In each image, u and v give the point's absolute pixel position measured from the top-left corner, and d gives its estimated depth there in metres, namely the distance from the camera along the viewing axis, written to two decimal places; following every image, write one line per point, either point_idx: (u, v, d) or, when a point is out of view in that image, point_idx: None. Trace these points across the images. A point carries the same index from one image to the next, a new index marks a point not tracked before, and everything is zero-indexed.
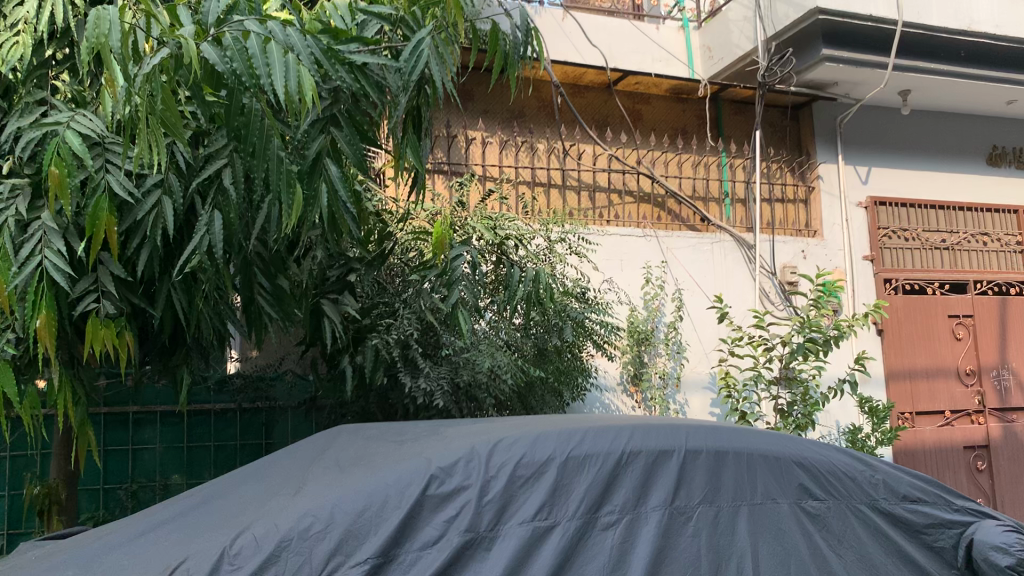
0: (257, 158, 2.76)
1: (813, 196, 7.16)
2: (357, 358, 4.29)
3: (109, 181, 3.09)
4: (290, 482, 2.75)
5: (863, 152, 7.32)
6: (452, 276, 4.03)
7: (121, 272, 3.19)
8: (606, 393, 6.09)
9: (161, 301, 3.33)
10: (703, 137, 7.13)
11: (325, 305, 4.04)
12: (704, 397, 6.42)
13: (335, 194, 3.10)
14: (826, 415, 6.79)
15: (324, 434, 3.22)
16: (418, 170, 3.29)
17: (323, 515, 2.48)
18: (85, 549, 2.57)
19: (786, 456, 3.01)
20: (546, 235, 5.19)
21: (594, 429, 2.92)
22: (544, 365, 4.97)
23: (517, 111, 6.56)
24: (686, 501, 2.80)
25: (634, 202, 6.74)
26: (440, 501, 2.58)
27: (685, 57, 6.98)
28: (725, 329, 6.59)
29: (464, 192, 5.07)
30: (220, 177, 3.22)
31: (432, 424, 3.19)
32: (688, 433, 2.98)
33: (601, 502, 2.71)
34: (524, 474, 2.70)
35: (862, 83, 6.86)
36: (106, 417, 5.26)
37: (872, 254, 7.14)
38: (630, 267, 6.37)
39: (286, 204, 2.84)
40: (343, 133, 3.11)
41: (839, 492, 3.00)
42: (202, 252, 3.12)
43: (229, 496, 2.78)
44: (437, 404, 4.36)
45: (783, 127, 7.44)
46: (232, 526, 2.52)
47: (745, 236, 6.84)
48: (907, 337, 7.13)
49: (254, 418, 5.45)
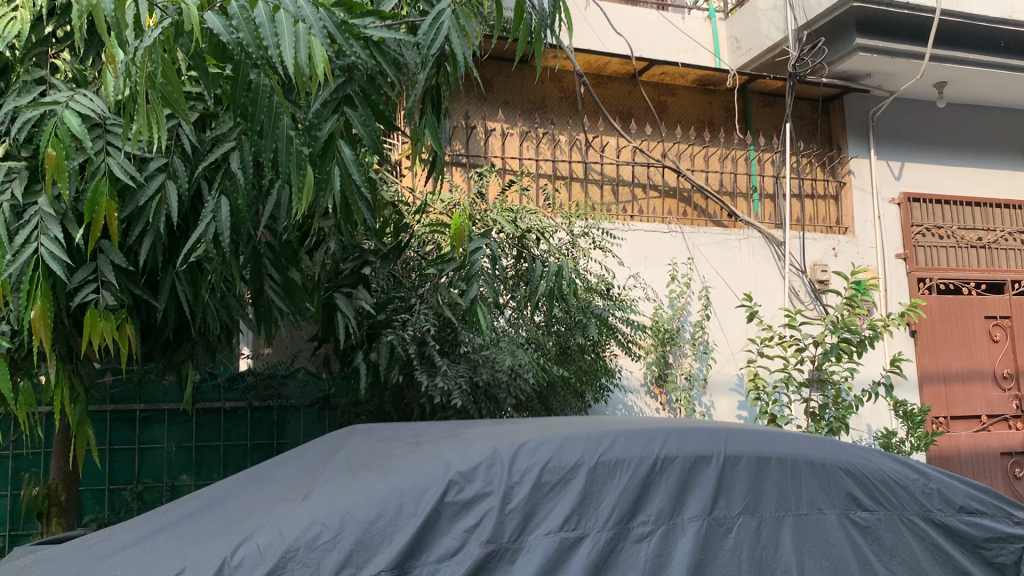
0: (263, 137, 2.59)
1: (844, 192, 6.90)
2: (371, 356, 4.03)
3: (110, 164, 2.93)
4: (297, 485, 2.55)
5: (896, 147, 7.07)
6: (471, 270, 3.86)
7: (122, 261, 3.00)
8: (630, 394, 5.88)
9: (164, 292, 3.13)
10: (731, 129, 6.88)
11: (338, 299, 3.81)
12: (730, 398, 6.19)
13: (350, 178, 2.88)
14: (858, 419, 6.55)
15: (334, 434, 3.01)
16: (438, 156, 3.06)
17: (332, 523, 2.28)
18: (76, 557, 2.37)
19: (833, 463, 2.79)
20: (569, 229, 4.97)
21: (627, 432, 2.71)
22: (567, 364, 4.76)
23: (538, 102, 6.32)
24: (726, 511, 2.58)
25: (659, 196, 6.51)
26: (459, 510, 2.37)
27: (712, 47, 6.84)
28: (753, 328, 6.36)
29: (484, 183, 4.84)
30: (228, 161, 3.05)
31: (452, 424, 2.99)
32: (728, 437, 2.77)
33: (634, 512, 2.49)
34: (550, 481, 2.49)
35: (898, 74, 6.62)
36: (111, 415, 5.08)
37: (905, 252, 6.89)
38: (655, 263, 6.15)
39: (296, 188, 2.65)
40: (357, 113, 2.88)
41: (890, 502, 2.79)
42: (207, 241, 2.96)
43: (232, 498, 2.57)
44: (453, 404, 4.14)
45: (814, 119, 7.13)
46: (233, 534, 2.32)
47: (775, 233, 6.60)
48: (942, 339, 6.86)
49: (265, 419, 5.23)
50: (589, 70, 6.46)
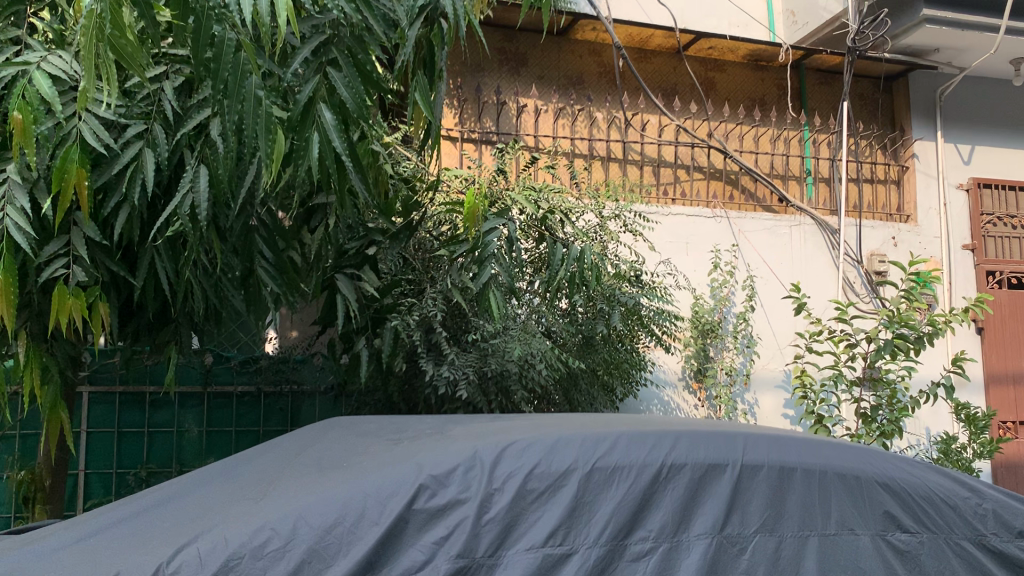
0: (227, 96, 2.33)
1: (906, 176, 6.41)
2: (375, 342, 3.76)
3: (82, 129, 2.71)
4: (258, 483, 2.30)
5: (965, 128, 6.55)
6: (484, 253, 3.57)
7: (95, 234, 2.79)
8: (666, 389, 5.53)
9: (142, 269, 2.91)
10: (784, 108, 6.46)
11: (340, 280, 3.56)
12: (776, 397, 5.80)
13: (331, 145, 2.57)
14: (915, 422, 6.09)
15: (314, 425, 2.77)
16: (433, 123, 2.75)
17: (284, 529, 2.02)
18: (10, 555, 2.15)
19: (867, 476, 2.44)
20: (597, 211, 4.66)
21: (630, 434, 2.40)
22: (591, 355, 4.46)
23: (576, 77, 5.98)
24: (739, 529, 2.25)
25: (703, 178, 6.15)
26: (428, 519, 2.09)
27: (766, 21, 6.42)
28: (801, 322, 5.95)
29: (506, 160, 4.55)
30: (208, 127, 2.82)
31: (442, 419, 2.71)
32: (747, 443, 2.44)
33: (632, 526, 2.18)
34: (536, 488, 2.19)
35: (968, 50, 6.14)
36: (121, 397, 4.93)
37: (974, 242, 6.37)
38: (696, 250, 5.78)
39: (263, 154, 2.39)
40: (342, 73, 2.58)
41: (936, 524, 2.43)
42: (184, 213, 2.74)
43: (188, 494, 2.34)
44: (460, 395, 3.88)
45: (874, 99, 6.64)
46: (179, 537, 2.07)
47: (828, 219, 6.17)
48: (1011, 338, 6.34)
49: (277, 405, 5.08)
50: (631, 43, 6.08)
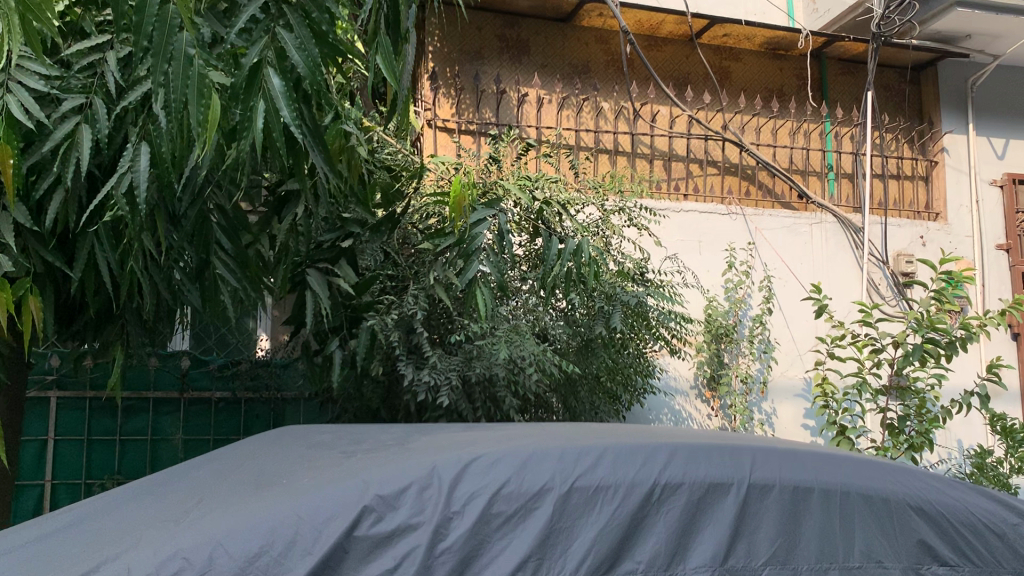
0: (151, 55, 2.02)
1: (935, 172, 6.03)
2: (350, 344, 3.45)
3: (7, 101, 2.41)
4: (183, 503, 1.97)
5: (998, 121, 6.15)
6: (471, 246, 3.20)
7: (24, 218, 2.49)
8: (676, 397, 5.18)
9: (80, 258, 2.60)
10: (803, 99, 6.10)
11: (312, 275, 3.25)
12: (795, 406, 5.42)
13: (278, 116, 2.24)
14: (945, 434, 5.70)
15: (264, 435, 2.45)
16: (401, 91, 2.42)
17: (198, 559, 1.69)
18: None
19: (897, 497, 2.08)
20: (600, 203, 4.33)
21: (619, 447, 2.06)
22: (592, 360, 4.12)
23: (581, 66, 5.66)
24: (745, 561, 1.91)
25: (718, 173, 5.80)
26: (373, 547, 1.76)
27: (786, 8, 6.11)
28: (823, 326, 5.58)
29: (500, 147, 4.23)
30: (149, 100, 2.51)
31: (409, 428, 2.39)
32: (755, 457, 2.09)
33: (617, 558, 1.84)
34: (504, 511, 1.86)
35: (1003, 36, 5.78)
36: (92, 404, 4.65)
37: (1008, 242, 5.97)
38: (710, 248, 5.43)
39: (195, 126, 2.06)
40: (293, 34, 2.23)
41: (980, 556, 2.07)
42: (120, 193, 2.42)
43: (106, 514, 2.02)
44: (443, 402, 3.57)
45: (900, 90, 6.26)
46: (78, 565, 1.75)
47: (852, 217, 5.79)
48: None
49: (257, 411, 4.83)
50: (641, 30, 5.75)
